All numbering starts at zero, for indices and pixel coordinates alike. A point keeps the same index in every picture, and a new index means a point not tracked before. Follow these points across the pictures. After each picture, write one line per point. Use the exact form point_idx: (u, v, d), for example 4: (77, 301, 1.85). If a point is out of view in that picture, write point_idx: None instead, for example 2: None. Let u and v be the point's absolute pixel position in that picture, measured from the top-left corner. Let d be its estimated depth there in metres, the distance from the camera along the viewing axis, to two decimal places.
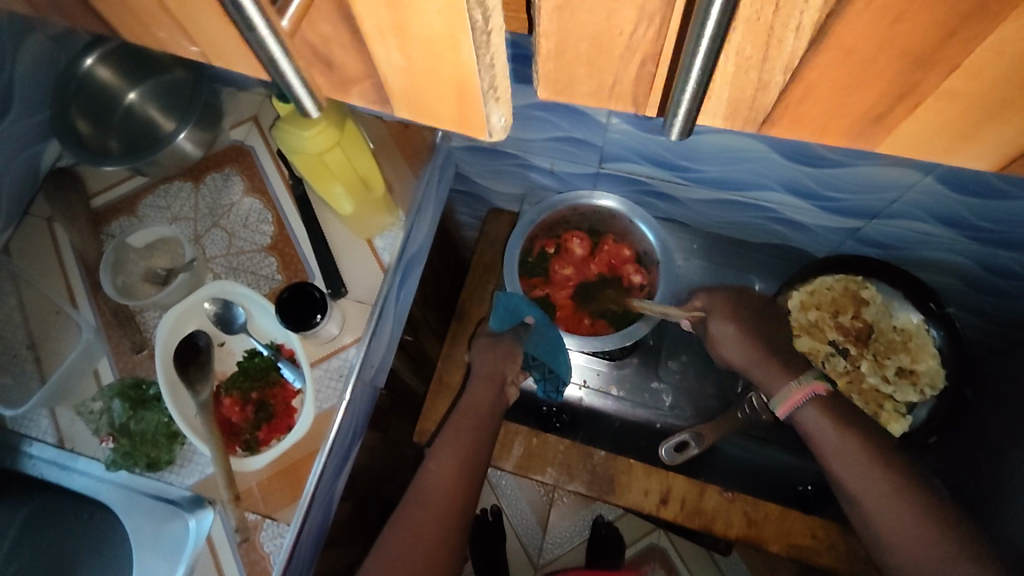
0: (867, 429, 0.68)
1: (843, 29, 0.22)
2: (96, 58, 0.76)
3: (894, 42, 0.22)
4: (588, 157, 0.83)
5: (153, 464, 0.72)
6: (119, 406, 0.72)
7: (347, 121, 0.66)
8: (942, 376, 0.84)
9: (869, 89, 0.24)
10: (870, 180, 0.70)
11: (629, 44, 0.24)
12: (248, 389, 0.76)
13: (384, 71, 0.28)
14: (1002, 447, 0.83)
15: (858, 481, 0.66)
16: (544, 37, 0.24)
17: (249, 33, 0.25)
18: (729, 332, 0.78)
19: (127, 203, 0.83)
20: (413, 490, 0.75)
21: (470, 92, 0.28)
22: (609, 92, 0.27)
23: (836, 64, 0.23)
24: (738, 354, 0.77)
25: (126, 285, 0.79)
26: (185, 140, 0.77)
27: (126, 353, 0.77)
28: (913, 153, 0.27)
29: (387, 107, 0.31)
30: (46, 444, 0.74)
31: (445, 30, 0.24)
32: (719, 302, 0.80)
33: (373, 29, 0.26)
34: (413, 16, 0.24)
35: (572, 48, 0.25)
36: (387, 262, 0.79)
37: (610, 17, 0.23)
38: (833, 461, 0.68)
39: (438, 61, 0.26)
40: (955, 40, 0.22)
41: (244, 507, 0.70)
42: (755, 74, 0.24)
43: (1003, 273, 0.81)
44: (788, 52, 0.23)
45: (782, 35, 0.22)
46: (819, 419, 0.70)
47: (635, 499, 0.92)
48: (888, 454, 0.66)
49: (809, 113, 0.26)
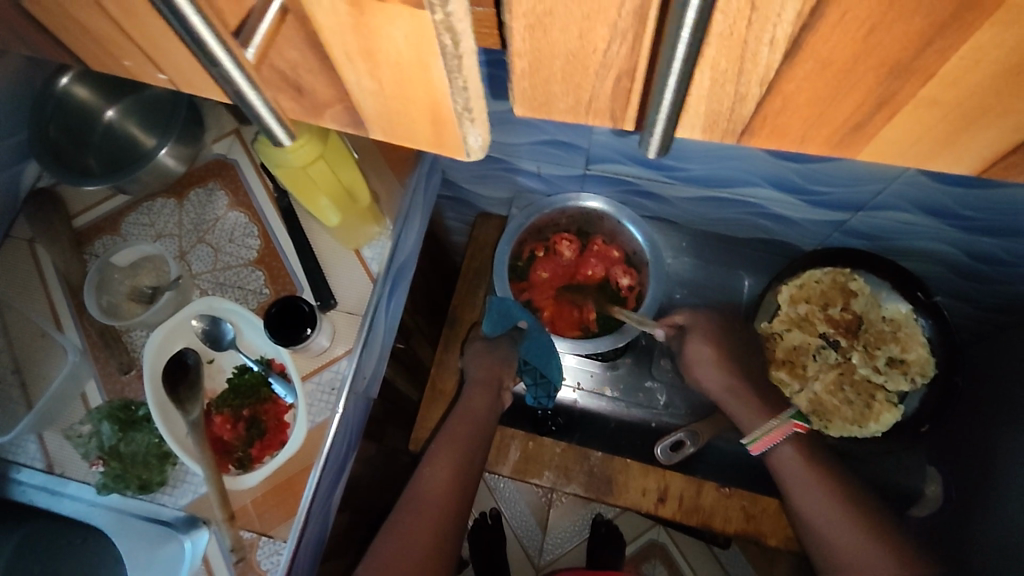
0: (826, 465, 0.77)
1: (818, 41, 0.22)
2: (72, 78, 0.75)
3: (872, 52, 0.22)
4: (574, 159, 0.83)
5: (146, 486, 0.71)
6: (108, 429, 0.71)
7: (330, 133, 0.64)
8: (931, 364, 0.84)
9: (848, 98, 0.24)
10: (854, 174, 0.71)
11: (604, 61, 0.24)
12: (239, 406, 0.75)
13: (357, 94, 0.28)
14: (993, 427, 0.84)
15: (821, 517, 0.73)
16: (517, 57, 0.24)
17: (213, 64, 0.26)
18: (704, 352, 0.84)
19: (110, 221, 0.82)
20: (408, 496, 0.75)
21: (444, 112, 0.28)
22: (586, 108, 0.27)
23: (812, 75, 0.23)
24: (713, 373, 0.83)
25: (111, 305, 0.78)
26: (167, 156, 0.77)
27: (113, 374, 0.76)
28: (892, 158, 0.27)
29: (361, 129, 0.31)
30: (35, 470, 0.73)
31: (413, 55, 0.24)
32: (700, 320, 0.86)
33: (343, 56, 0.26)
34: (382, 41, 0.24)
35: (546, 65, 0.24)
36: (375, 272, 0.79)
37: (583, 35, 0.23)
38: (796, 490, 0.76)
39: (411, 84, 0.26)
40: (932, 49, 0.22)
41: (239, 525, 0.70)
42: (732, 87, 0.24)
43: (989, 261, 0.81)
44: (763, 65, 0.23)
45: (756, 49, 0.22)
46: (791, 457, 0.78)
47: (632, 498, 0.92)
48: (839, 484, 0.75)
49: (789, 123, 0.26)
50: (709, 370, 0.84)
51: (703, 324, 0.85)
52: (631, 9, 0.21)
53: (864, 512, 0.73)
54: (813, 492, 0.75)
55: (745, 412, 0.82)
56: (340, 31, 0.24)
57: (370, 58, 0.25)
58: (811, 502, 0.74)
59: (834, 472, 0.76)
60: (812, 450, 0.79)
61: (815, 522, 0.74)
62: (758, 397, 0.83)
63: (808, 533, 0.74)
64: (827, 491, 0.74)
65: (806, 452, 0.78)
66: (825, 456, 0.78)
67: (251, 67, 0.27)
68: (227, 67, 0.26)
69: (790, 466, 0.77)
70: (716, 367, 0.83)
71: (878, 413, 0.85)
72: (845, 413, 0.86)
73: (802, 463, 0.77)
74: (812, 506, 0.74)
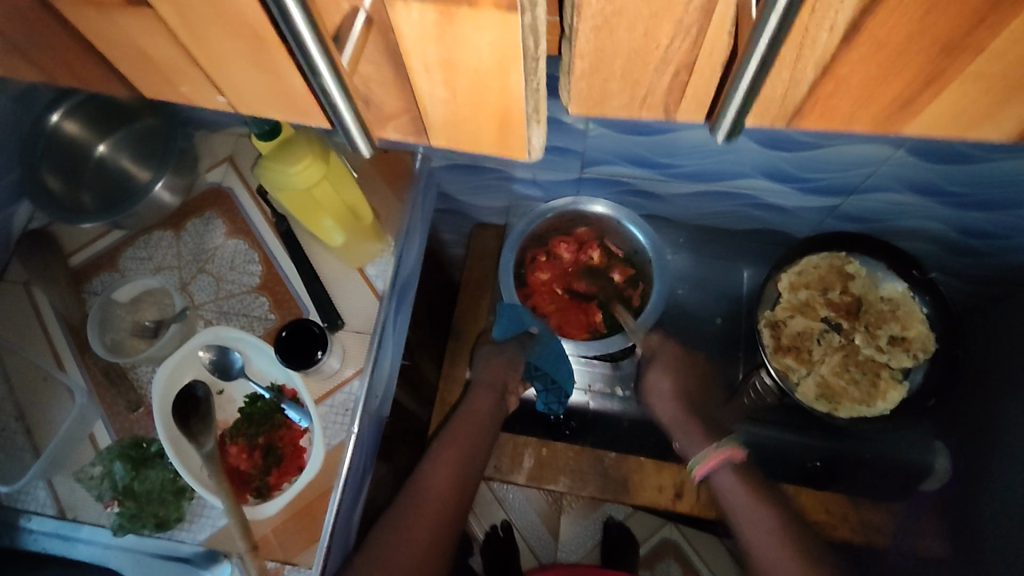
0: (764, 491, 0.82)
1: (875, 24, 0.28)
2: (63, 113, 0.74)
3: (927, 30, 0.29)
4: (568, 164, 0.84)
5: (162, 524, 0.70)
6: (121, 468, 0.70)
7: (332, 155, 0.68)
8: (932, 339, 0.86)
9: (902, 74, 0.32)
10: (844, 158, 0.74)
11: (665, 55, 0.32)
12: (254, 435, 0.74)
13: (427, 104, 0.37)
14: (993, 399, 0.87)
15: (758, 542, 0.79)
16: (581, 56, 0.32)
17: (313, 78, 0.32)
18: (663, 386, 0.90)
19: (106, 258, 0.81)
20: (408, 491, 0.77)
21: (510, 116, 0.37)
22: (642, 100, 0.36)
23: (868, 54, 0.30)
24: (668, 408, 0.89)
25: (115, 342, 0.77)
26: (161, 190, 0.78)
27: (121, 413, 0.74)
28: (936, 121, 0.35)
29: (421, 135, 0.41)
30: (46, 516, 0.72)
31: (495, 59, 0.31)
32: (668, 352, 0.91)
33: (422, 69, 0.34)
34: (462, 54, 0.32)
35: (608, 62, 0.33)
36: (381, 289, 0.78)
37: (648, 34, 0.30)
38: (738, 515, 0.81)
39: (487, 82, 0.34)
40: (984, 26, 0.28)
41: (263, 555, 0.69)
42: (788, 74, 0.32)
43: (979, 235, 0.84)
44: (822, 45, 0.29)
45: (817, 33, 0.28)
46: (736, 487, 0.82)
47: (649, 497, 0.92)
48: (772, 503, 0.81)
49: (839, 102, 0.34)
50: (665, 403, 0.89)
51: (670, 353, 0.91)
52: (698, 5, 0.28)
53: (792, 532, 0.79)
54: (748, 509, 0.80)
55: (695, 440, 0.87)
56: (424, 43, 0.31)
57: (448, 66, 0.33)
58: (749, 521, 0.80)
59: (771, 499, 0.81)
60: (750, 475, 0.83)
61: (748, 539, 0.79)
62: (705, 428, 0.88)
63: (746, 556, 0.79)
64: (761, 511, 0.80)
65: (745, 477, 0.83)
66: (759, 482, 0.83)
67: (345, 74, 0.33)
68: (325, 76, 0.31)
69: (734, 490, 0.82)
70: (671, 400, 0.89)
71: (884, 391, 0.86)
72: (853, 394, 0.87)
73: (745, 489, 0.82)
74: (749, 523, 0.79)
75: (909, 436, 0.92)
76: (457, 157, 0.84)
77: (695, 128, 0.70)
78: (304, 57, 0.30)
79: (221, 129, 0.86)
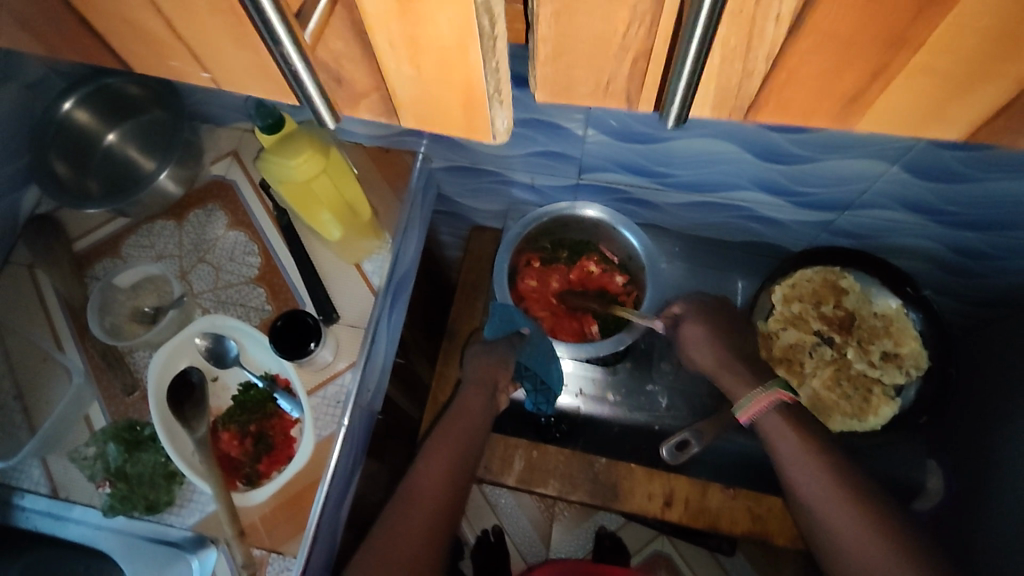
0: (816, 435, 0.74)
1: (819, 16, 0.29)
2: (75, 102, 0.76)
3: (871, 24, 0.30)
4: (566, 169, 0.86)
5: (152, 507, 0.71)
6: (114, 450, 0.71)
7: (331, 150, 0.70)
8: (925, 356, 0.87)
9: (851, 68, 0.32)
10: (839, 172, 0.74)
11: (624, 43, 0.33)
12: (246, 422, 0.76)
13: (394, 80, 0.37)
14: (988, 425, 0.87)
15: (815, 495, 0.70)
16: (543, 41, 0.33)
17: (276, 48, 0.34)
18: (698, 334, 0.83)
19: (110, 243, 0.82)
20: (402, 489, 0.75)
21: (476, 95, 0.38)
22: (605, 88, 0.37)
23: (816, 47, 0.31)
24: (706, 355, 0.82)
25: (114, 326, 0.79)
26: (166, 180, 0.79)
27: (117, 396, 0.75)
28: (896, 120, 0.36)
29: (393, 116, 0.42)
30: (39, 495, 0.72)
31: (455, 36, 0.33)
32: (695, 307, 0.85)
33: (388, 46, 0.34)
34: (428, 32, 0.33)
35: (568, 47, 0.33)
36: (376, 285, 0.79)
37: (607, 21, 0.31)
38: (789, 468, 0.72)
39: (447, 61, 0.35)
40: (921, 20, 0.29)
41: (249, 543, 0.69)
42: (741, 62, 0.32)
43: (973, 255, 0.84)
44: (768, 39, 0.31)
45: (763, 24, 0.30)
46: (796, 454, 0.72)
47: (638, 503, 0.92)
48: (826, 449, 0.72)
49: (794, 94, 0.35)
50: (703, 349, 0.82)
51: (696, 309, 0.85)
52: None
53: (855, 486, 0.70)
54: (811, 465, 0.71)
55: (756, 394, 0.77)
56: (388, 19, 0.32)
57: (413, 45, 0.34)
58: (813, 490, 0.70)
59: (822, 444, 0.73)
60: (802, 423, 0.74)
61: (809, 496, 0.70)
62: (753, 372, 0.80)
63: (800, 507, 0.72)
64: (822, 467, 0.71)
65: (800, 429, 0.73)
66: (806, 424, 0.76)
67: (306, 45, 0.34)
68: (288, 47, 0.33)
69: (793, 455, 0.72)
70: (708, 346, 0.82)
71: (876, 406, 0.87)
72: (844, 408, 0.88)
73: (799, 441, 0.73)
74: (812, 482, 0.70)
75: (902, 451, 0.92)
76: (457, 155, 0.86)
77: (692, 134, 0.71)
78: (264, 25, 0.32)
79: (226, 124, 0.88)
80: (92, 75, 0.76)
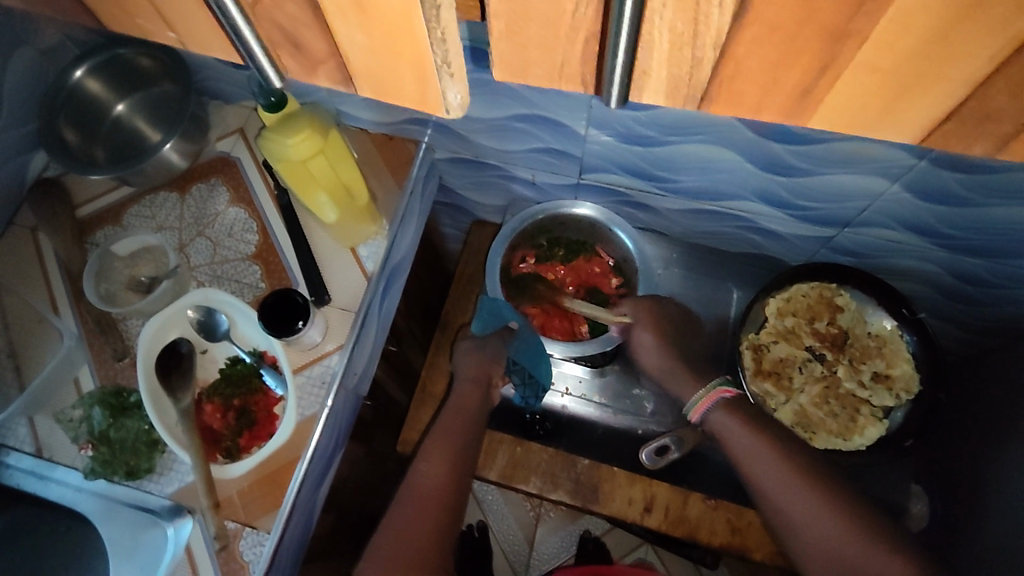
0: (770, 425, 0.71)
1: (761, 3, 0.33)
2: (86, 70, 0.77)
3: (818, 7, 0.33)
4: (568, 168, 0.86)
5: (132, 473, 0.72)
6: (99, 414, 0.72)
7: (331, 131, 0.71)
8: (916, 380, 0.86)
9: (804, 49, 0.34)
10: (840, 187, 0.74)
11: (573, 23, 0.37)
12: (230, 396, 0.76)
13: (348, 46, 0.41)
14: (978, 454, 0.85)
15: (777, 483, 0.66)
16: (497, 15, 0.37)
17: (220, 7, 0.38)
18: (646, 340, 0.82)
19: (113, 212, 0.84)
20: (402, 492, 0.74)
21: (428, 69, 0.42)
22: (560, 71, 0.42)
23: (760, 40, 0.35)
24: (655, 359, 0.82)
25: (109, 293, 0.79)
26: (171, 151, 0.79)
27: (107, 361, 0.76)
28: (846, 114, 0.39)
29: (350, 82, 0.46)
30: (23, 453, 0.74)
31: (402, 7, 0.36)
32: (644, 310, 0.84)
33: (339, 11, 0.38)
34: (374, 0, 0.36)
35: (525, 23, 0.38)
36: (370, 270, 0.80)
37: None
38: (743, 460, 0.69)
39: (398, 33, 0.38)
40: (863, 13, 0.32)
41: (224, 515, 0.70)
42: (689, 51, 0.37)
43: (974, 281, 0.83)
44: (713, 27, 0.35)
45: (707, 11, 0.34)
46: (742, 435, 0.70)
47: (618, 508, 0.92)
48: (777, 435, 0.69)
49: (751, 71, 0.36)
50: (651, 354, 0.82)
51: (646, 315, 0.84)
52: None
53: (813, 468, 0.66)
54: (779, 474, 0.66)
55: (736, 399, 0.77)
56: None
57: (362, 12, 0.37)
58: (773, 475, 0.66)
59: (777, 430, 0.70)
60: (775, 435, 0.69)
61: (792, 519, 0.64)
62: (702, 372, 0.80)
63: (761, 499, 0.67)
64: (778, 454, 0.67)
65: (758, 430, 0.70)
66: None
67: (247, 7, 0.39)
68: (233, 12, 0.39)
69: (737, 439, 0.70)
70: (655, 351, 0.82)
71: (863, 427, 0.87)
72: (830, 425, 0.88)
73: (744, 427, 0.70)
74: (802, 509, 0.64)
75: (885, 474, 0.93)
76: (461, 146, 0.87)
77: (693, 139, 0.71)
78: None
79: (235, 102, 0.89)
80: (105, 46, 0.77)
